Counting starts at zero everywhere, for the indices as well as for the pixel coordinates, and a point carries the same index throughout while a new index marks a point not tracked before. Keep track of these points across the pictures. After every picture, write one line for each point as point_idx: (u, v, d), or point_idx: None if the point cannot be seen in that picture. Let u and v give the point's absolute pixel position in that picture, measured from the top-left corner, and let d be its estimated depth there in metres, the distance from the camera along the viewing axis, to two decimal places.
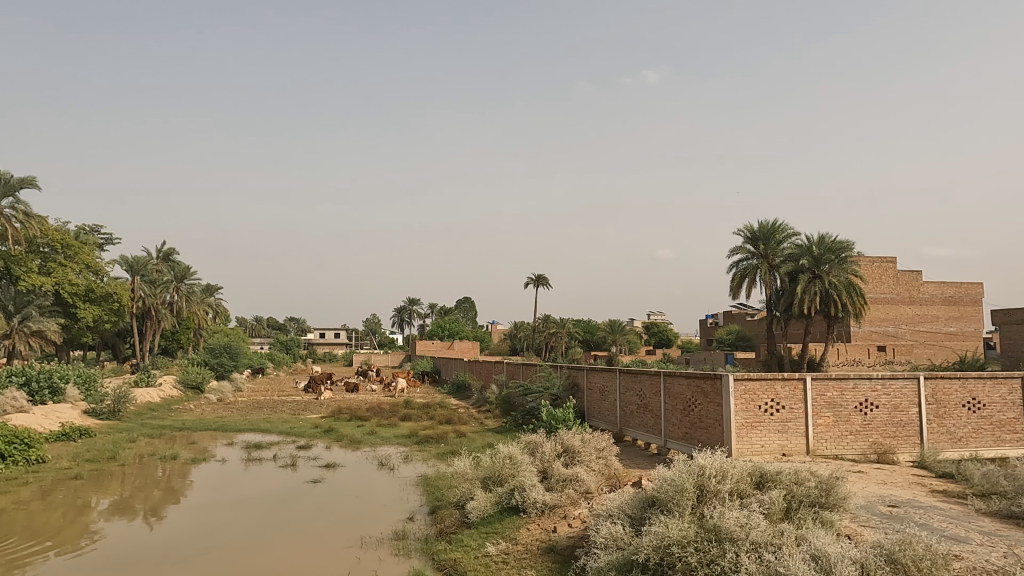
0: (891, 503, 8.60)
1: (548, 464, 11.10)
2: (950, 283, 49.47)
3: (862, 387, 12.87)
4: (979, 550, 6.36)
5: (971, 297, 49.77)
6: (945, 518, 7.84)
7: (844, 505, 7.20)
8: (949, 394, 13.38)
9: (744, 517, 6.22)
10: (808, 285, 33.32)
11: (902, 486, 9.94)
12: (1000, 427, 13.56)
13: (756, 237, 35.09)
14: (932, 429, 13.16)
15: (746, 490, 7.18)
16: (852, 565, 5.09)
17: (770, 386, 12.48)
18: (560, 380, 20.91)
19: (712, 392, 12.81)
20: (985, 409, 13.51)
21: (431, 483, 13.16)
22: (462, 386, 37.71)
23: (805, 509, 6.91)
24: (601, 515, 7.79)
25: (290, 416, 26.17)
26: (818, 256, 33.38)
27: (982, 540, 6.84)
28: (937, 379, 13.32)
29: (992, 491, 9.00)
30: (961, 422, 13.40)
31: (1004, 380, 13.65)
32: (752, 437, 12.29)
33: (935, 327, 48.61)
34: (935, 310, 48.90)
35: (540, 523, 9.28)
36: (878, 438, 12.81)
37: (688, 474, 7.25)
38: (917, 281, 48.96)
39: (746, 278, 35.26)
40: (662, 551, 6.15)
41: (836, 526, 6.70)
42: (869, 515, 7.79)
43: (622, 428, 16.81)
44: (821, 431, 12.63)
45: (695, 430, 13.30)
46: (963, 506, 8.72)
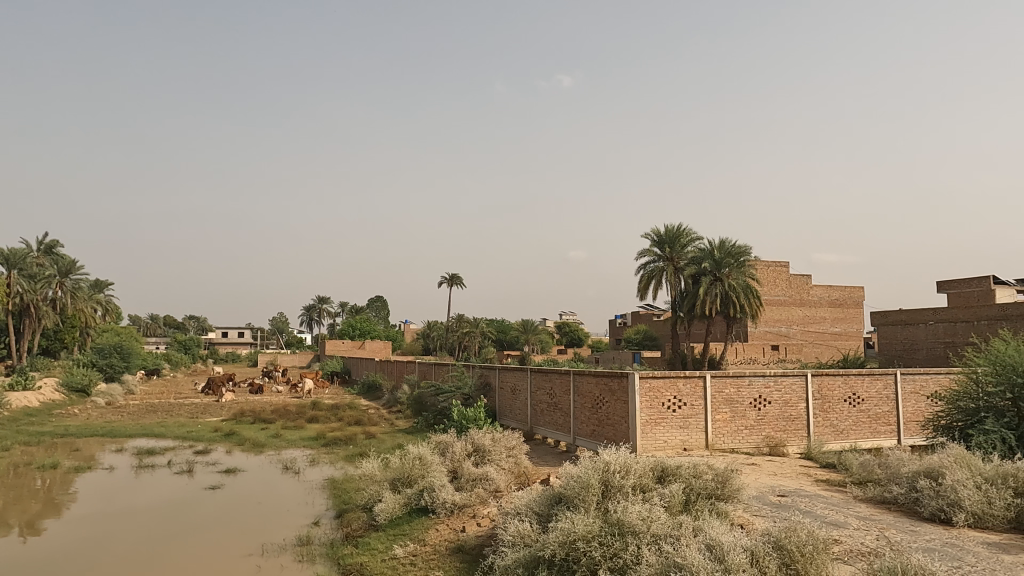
0: (781, 493, 9.14)
1: (457, 464, 11.06)
2: (835, 286, 53.20)
3: (756, 384, 13.64)
4: (856, 534, 6.88)
5: (854, 299, 53.70)
6: (827, 505, 8.43)
7: (738, 496, 7.59)
8: (834, 390, 14.40)
9: (646, 511, 6.43)
10: (710, 288, 34.98)
11: (790, 477, 10.60)
12: (876, 420, 14.73)
13: (661, 241, 36.12)
14: (818, 423, 14.13)
15: (648, 484, 7.42)
16: (744, 552, 5.35)
17: (673, 383, 12.98)
18: (472, 379, 20.89)
19: (619, 390, 13.19)
20: (863, 404, 14.63)
21: (338, 486, 12.82)
22: (372, 386, 37.02)
23: (702, 501, 7.23)
24: (510, 513, 7.84)
25: (188, 419, 24.79)
26: (719, 259, 35.01)
27: (859, 524, 7.40)
28: (823, 375, 14.30)
29: (868, 479, 9.75)
30: (843, 415, 14.44)
31: (879, 376, 14.84)
32: (656, 433, 12.74)
33: (822, 327, 52.19)
34: (822, 312, 52.49)
35: (449, 523, 9.24)
36: (770, 432, 13.61)
37: (593, 470, 7.42)
38: (807, 284, 52.34)
39: (652, 280, 36.39)
40: (567, 546, 6.27)
41: (730, 516, 7.05)
42: (760, 505, 8.26)
43: (533, 427, 17.02)
44: (719, 426, 13.27)
45: (603, 427, 13.65)
46: (843, 493, 9.41)
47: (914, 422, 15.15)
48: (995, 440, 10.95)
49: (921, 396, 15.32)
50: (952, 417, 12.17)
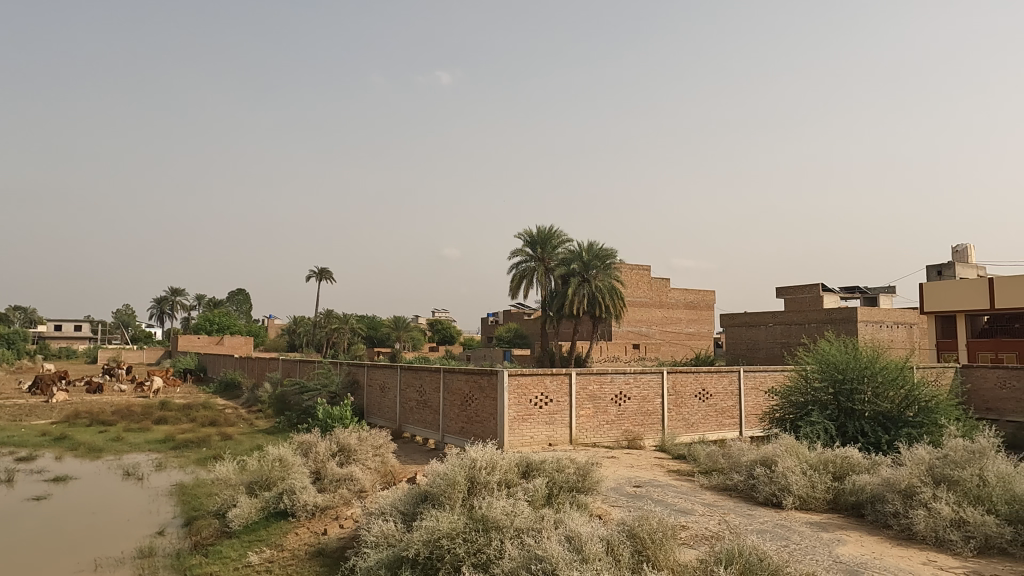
0: (636, 484, 9.69)
1: (321, 464, 10.69)
2: (690, 290, 57.12)
3: (618, 381, 14.34)
4: (701, 520, 7.42)
5: (706, 302, 57.96)
6: (677, 494, 9.04)
7: (597, 488, 7.95)
8: (686, 386, 15.46)
9: (511, 506, 6.55)
10: (578, 288, 36.34)
11: (646, 468, 11.26)
12: (721, 414, 15.98)
13: (534, 241, 36.98)
14: (671, 416, 15.10)
15: (513, 480, 7.56)
16: (600, 542, 5.59)
17: (540, 380, 13.33)
18: (339, 377, 20.25)
19: (488, 387, 13.34)
20: (711, 398, 15.82)
21: (188, 492, 11.94)
22: (231, 385, 34.85)
23: (564, 494, 7.48)
24: (374, 513, 7.67)
25: (8, 423, 22.00)
26: (587, 261, 36.42)
27: (704, 511, 8.00)
28: (676, 372, 15.31)
29: (713, 469, 10.57)
30: (694, 410, 15.52)
31: (725, 373, 16.13)
32: (522, 429, 13.01)
33: (678, 328, 55.87)
34: (678, 314, 56.17)
35: (309, 526, 8.90)
36: (629, 426, 14.36)
37: (460, 467, 7.45)
38: (666, 287, 55.76)
39: (524, 280, 37.15)
40: (431, 545, 6.26)
41: (590, 507, 7.36)
42: (618, 496, 8.70)
43: (401, 425, 16.81)
44: (582, 422, 13.81)
45: (472, 424, 13.75)
46: (691, 482, 10.15)
47: (754, 415, 16.59)
48: (820, 430, 12.25)
49: (760, 392, 16.81)
50: (785, 410, 13.45)
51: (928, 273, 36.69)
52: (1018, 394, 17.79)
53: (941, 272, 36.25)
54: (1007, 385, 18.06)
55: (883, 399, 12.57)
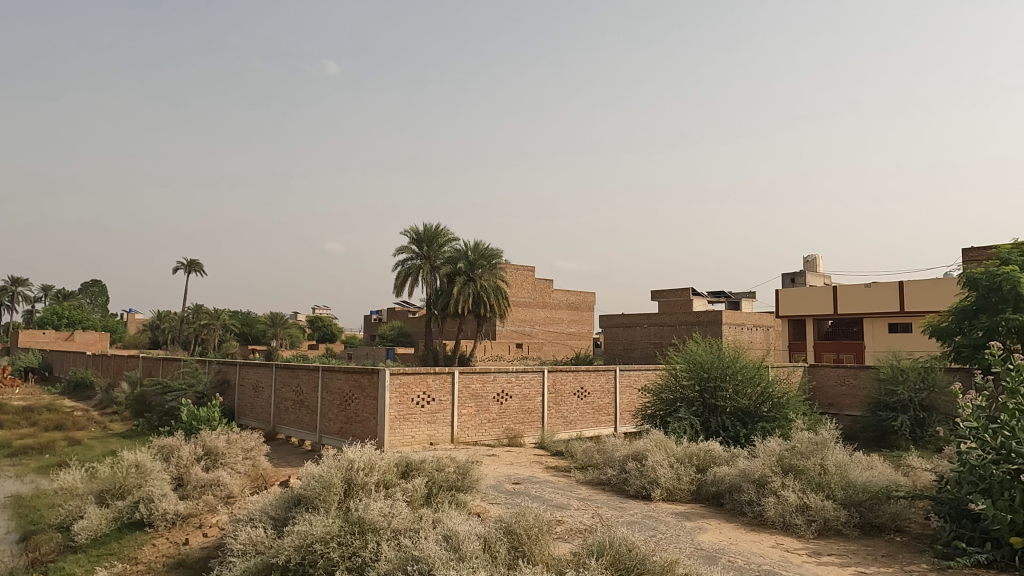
0: (515, 481, 9.85)
1: (184, 469, 9.98)
2: (572, 291, 58.88)
3: (500, 379, 14.52)
4: (576, 514, 7.68)
5: (586, 303, 59.99)
6: (554, 489, 9.29)
7: (476, 486, 8.01)
8: (565, 384, 15.92)
9: (389, 507, 6.44)
10: (463, 287, 36.45)
11: (525, 465, 11.47)
12: (598, 411, 16.59)
13: (420, 239, 36.41)
14: (551, 414, 15.49)
15: (391, 480, 7.43)
16: (477, 539, 5.62)
17: (423, 379, 13.22)
18: (207, 376, 19.03)
19: (369, 386, 13.04)
20: (589, 396, 16.38)
21: (25, 504, 10.74)
22: (81, 385, 31.74)
23: (443, 494, 7.46)
24: (241, 519, 7.27)
25: None
26: (473, 261, 36.60)
27: (578, 505, 8.27)
28: (557, 371, 15.73)
29: (589, 464, 10.96)
30: (572, 407, 16.00)
31: (602, 371, 16.77)
32: (403, 429, 12.83)
33: (559, 328, 57.40)
34: (560, 314, 57.70)
35: (169, 536, 8.30)
36: (509, 424, 14.57)
37: (336, 469, 7.21)
38: (549, 288, 57.11)
39: (409, 278, 36.56)
40: (303, 550, 6.03)
41: (469, 506, 7.39)
42: (497, 493, 8.81)
43: (275, 427, 16.06)
44: (464, 420, 13.85)
45: (351, 424, 13.40)
46: (568, 477, 10.47)
47: (628, 412, 17.35)
48: (686, 425, 13.08)
49: (634, 389, 17.63)
50: (656, 407, 14.23)
51: (783, 280, 40.08)
52: (854, 391, 19.84)
53: (794, 279, 39.74)
54: (846, 382, 20.07)
55: (742, 395, 13.60)
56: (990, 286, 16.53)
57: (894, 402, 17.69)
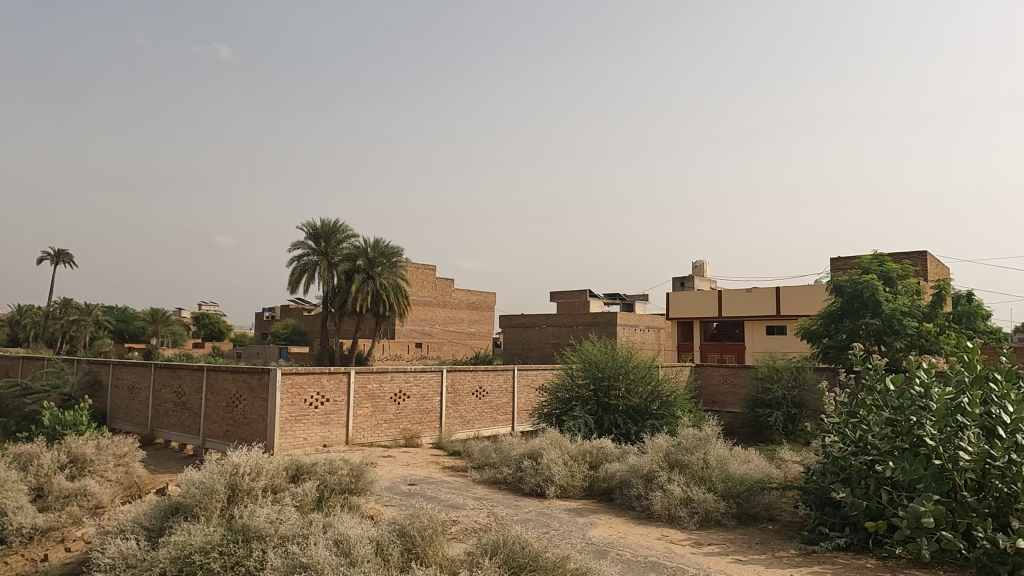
0: (411, 482, 9.74)
1: (44, 478, 9.13)
2: (473, 291, 59.01)
3: (397, 379, 14.31)
4: (471, 513, 7.69)
5: (487, 304, 60.33)
6: (450, 490, 9.26)
7: (370, 489, 7.84)
8: (464, 384, 15.91)
9: (276, 513, 6.17)
10: (362, 285, 35.61)
11: (421, 466, 11.36)
12: (496, 411, 16.70)
13: (317, 234, 35.29)
14: (448, 414, 15.43)
15: (280, 485, 7.13)
16: (369, 543, 5.49)
17: (317, 379, 12.80)
18: (75, 377, 17.50)
19: (258, 387, 12.46)
20: (487, 396, 16.46)
21: None
22: None
23: (335, 497, 7.24)
24: (110, 531, 6.73)
25: None
26: (372, 258, 35.81)
27: (474, 504, 8.29)
28: (455, 371, 15.70)
29: (485, 463, 11.01)
30: (470, 407, 16.02)
31: (501, 371, 16.90)
32: (295, 431, 12.36)
33: (459, 327, 57.32)
34: (460, 314, 57.65)
35: (24, 553, 7.56)
36: (407, 425, 14.38)
37: (219, 474, 6.82)
38: (450, 288, 56.91)
39: (304, 274, 35.33)
40: (180, 562, 5.66)
41: (361, 509, 7.23)
42: (391, 495, 8.67)
43: (153, 430, 15.01)
44: (359, 421, 13.54)
45: (237, 426, 12.76)
46: (464, 477, 10.47)
47: (525, 411, 17.58)
48: (580, 424, 13.43)
49: (531, 389, 17.89)
50: (552, 406, 14.50)
51: (674, 284, 42.05)
52: (735, 389, 21.12)
53: (683, 283, 41.79)
54: (728, 381, 21.33)
55: (634, 394, 14.13)
56: (853, 293, 18.05)
57: (770, 399, 19.00)
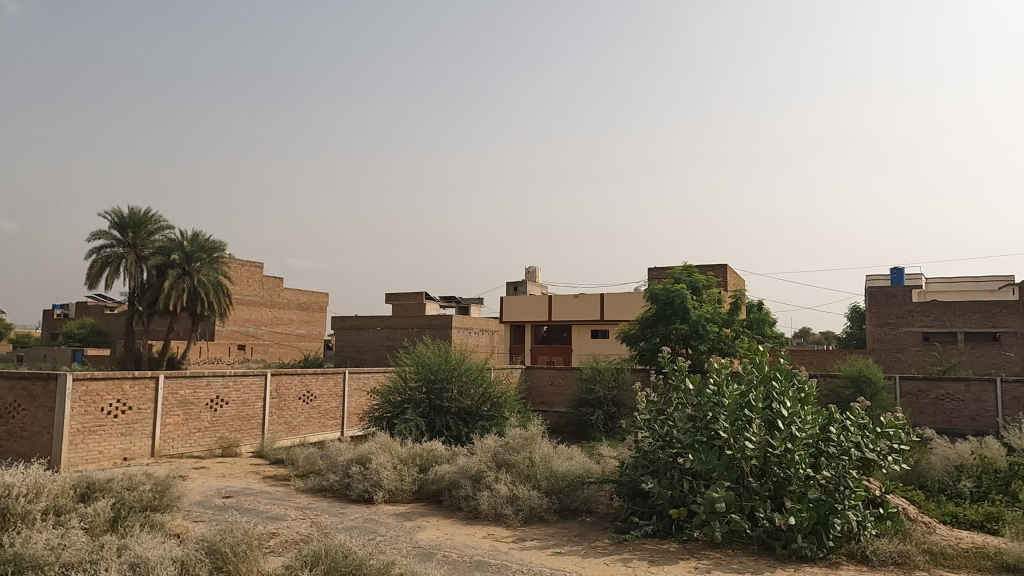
0: (226, 494, 9.05)
1: None
2: (303, 291, 56.40)
3: (214, 385, 13.29)
4: (293, 525, 7.32)
5: (318, 304, 58.00)
6: (270, 501, 8.74)
7: (177, 504, 7.18)
8: (289, 388, 15.13)
9: (58, 538, 5.42)
10: (176, 282, 32.49)
11: (239, 477, 10.61)
12: (324, 415, 16.05)
13: (124, 224, 31.85)
14: (272, 420, 14.58)
15: (66, 506, 6.30)
16: (171, 564, 5.00)
17: (118, 386, 11.50)
18: None
19: (42, 395, 10.90)
20: (315, 400, 15.78)
21: None
22: None
23: (134, 515, 6.53)
24: None
25: None
26: (189, 252, 32.78)
27: (296, 515, 7.90)
28: (280, 375, 14.90)
29: (310, 471, 10.54)
30: (296, 412, 15.26)
31: (331, 375, 16.32)
32: (89, 443, 10.97)
33: (288, 329, 54.45)
34: (289, 314, 54.79)
35: None
36: (224, 433, 13.35)
37: None
38: (278, 287, 53.89)
39: (107, 268, 31.62)
40: None
41: (166, 527, 6.59)
42: (201, 510, 7.99)
43: None
44: (168, 431, 12.34)
45: (14, 441, 11.06)
46: (286, 486, 9.97)
47: (355, 415, 17.11)
48: (411, 427, 13.34)
49: (363, 392, 17.45)
50: (383, 409, 14.24)
51: (508, 288, 43.30)
52: (562, 389, 22.21)
53: (516, 287, 43.18)
54: (556, 382, 22.35)
55: (465, 396, 14.31)
56: (665, 300, 19.75)
57: (592, 398, 20.22)
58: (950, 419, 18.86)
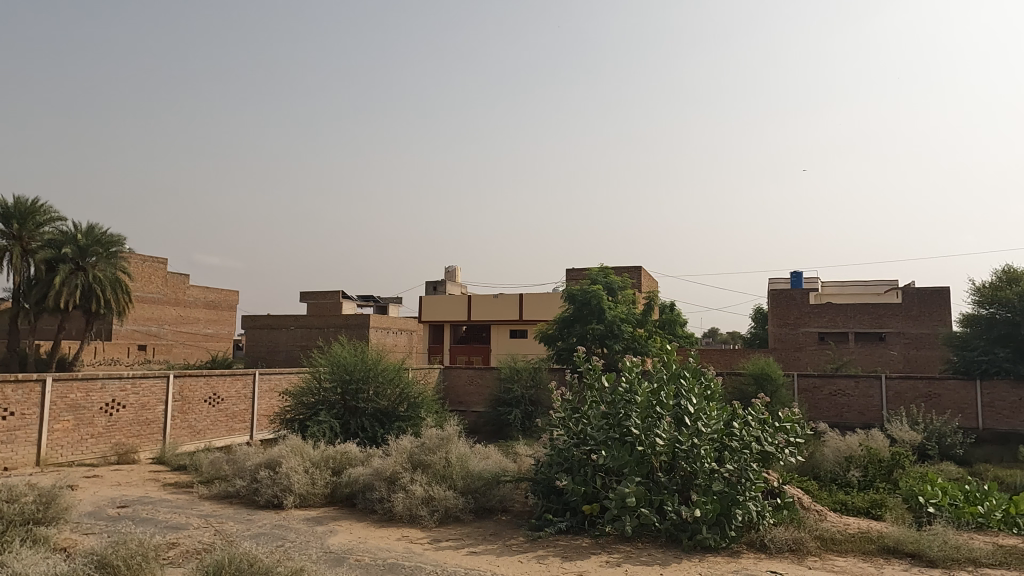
0: (121, 504, 8.50)
1: None
2: (211, 289, 53.85)
3: (110, 388, 12.49)
4: (194, 534, 6.97)
5: (228, 303, 55.55)
6: (170, 509, 8.28)
7: (64, 516, 6.68)
8: (194, 390, 14.41)
9: None
10: (68, 278, 30.25)
11: (136, 485, 10.01)
12: (232, 418, 15.37)
13: (8, 214, 29.40)
14: (174, 424, 13.83)
15: None
16: None
17: None
18: None
19: None
20: (222, 403, 15.09)
21: None
22: None
23: (14, 530, 6.02)
24: None
25: None
26: (84, 246, 30.62)
27: (199, 523, 7.53)
28: (184, 376, 14.17)
29: (215, 477, 10.06)
30: (201, 415, 14.54)
31: (240, 376, 15.67)
32: None
33: (194, 328, 51.82)
34: (196, 313, 52.15)
35: None
36: (121, 439, 12.55)
37: None
38: (184, 284, 51.20)
39: None
40: None
41: (51, 541, 6.12)
42: (92, 522, 7.47)
43: None
44: (57, 437, 11.47)
45: None
46: (189, 494, 9.48)
47: (266, 417, 16.48)
48: (325, 429, 12.99)
49: (274, 394, 16.84)
50: (295, 411, 13.79)
51: (427, 288, 42.94)
52: (480, 389, 22.24)
53: (436, 287, 42.90)
54: (474, 382, 22.36)
55: (382, 397, 14.07)
56: (582, 301, 20.13)
57: (510, 398, 20.36)
58: (842, 413, 20.21)
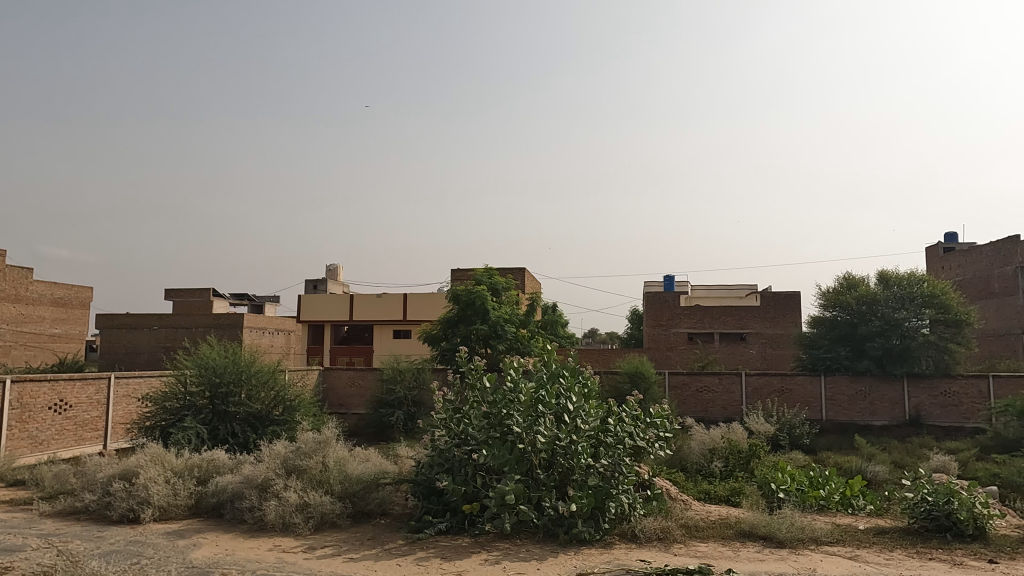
0: None
1: None
2: (59, 284, 48.83)
3: None
4: (32, 556, 6.27)
5: (79, 300, 50.60)
6: (3, 530, 7.40)
7: None
8: (36, 397, 13.03)
9: None
10: None
11: None
12: (81, 427, 14.01)
13: None
14: (11, 435, 12.40)
15: None
16: None
17: None
18: None
19: None
20: (69, 410, 13.72)
21: None
22: None
23: None
24: None
25: None
26: None
27: (39, 544, 6.78)
28: (23, 382, 12.78)
29: (60, 491, 9.13)
30: (44, 425, 13.14)
31: (91, 381, 14.35)
32: None
33: (37, 328, 46.70)
34: (40, 311, 47.06)
35: None
36: None
37: None
38: (26, 279, 46.07)
39: None
40: None
41: None
42: None
43: None
44: None
45: None
46: (27, 512, 8.53)
47: (122, 425, 15.16)
48: (191, 436, 12.15)
49: (132, 399, 15.56)
50: (156, 417, 12.78)
51: (306, 286, 41.33)
52: (361, 391, 21.71)
53: (316, 285, 41.40)
54: (355, 383, 21.80)
55: (254, 400, 13.38)
56: (466, 301, 20.19)
57: (392, 399, 20.03)
58: (707, 407, 21.63)
